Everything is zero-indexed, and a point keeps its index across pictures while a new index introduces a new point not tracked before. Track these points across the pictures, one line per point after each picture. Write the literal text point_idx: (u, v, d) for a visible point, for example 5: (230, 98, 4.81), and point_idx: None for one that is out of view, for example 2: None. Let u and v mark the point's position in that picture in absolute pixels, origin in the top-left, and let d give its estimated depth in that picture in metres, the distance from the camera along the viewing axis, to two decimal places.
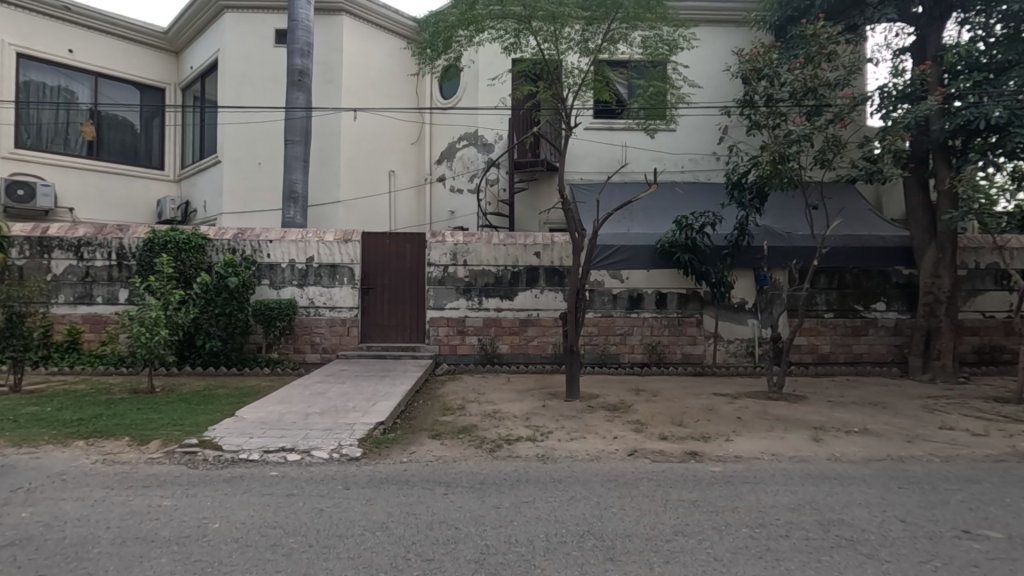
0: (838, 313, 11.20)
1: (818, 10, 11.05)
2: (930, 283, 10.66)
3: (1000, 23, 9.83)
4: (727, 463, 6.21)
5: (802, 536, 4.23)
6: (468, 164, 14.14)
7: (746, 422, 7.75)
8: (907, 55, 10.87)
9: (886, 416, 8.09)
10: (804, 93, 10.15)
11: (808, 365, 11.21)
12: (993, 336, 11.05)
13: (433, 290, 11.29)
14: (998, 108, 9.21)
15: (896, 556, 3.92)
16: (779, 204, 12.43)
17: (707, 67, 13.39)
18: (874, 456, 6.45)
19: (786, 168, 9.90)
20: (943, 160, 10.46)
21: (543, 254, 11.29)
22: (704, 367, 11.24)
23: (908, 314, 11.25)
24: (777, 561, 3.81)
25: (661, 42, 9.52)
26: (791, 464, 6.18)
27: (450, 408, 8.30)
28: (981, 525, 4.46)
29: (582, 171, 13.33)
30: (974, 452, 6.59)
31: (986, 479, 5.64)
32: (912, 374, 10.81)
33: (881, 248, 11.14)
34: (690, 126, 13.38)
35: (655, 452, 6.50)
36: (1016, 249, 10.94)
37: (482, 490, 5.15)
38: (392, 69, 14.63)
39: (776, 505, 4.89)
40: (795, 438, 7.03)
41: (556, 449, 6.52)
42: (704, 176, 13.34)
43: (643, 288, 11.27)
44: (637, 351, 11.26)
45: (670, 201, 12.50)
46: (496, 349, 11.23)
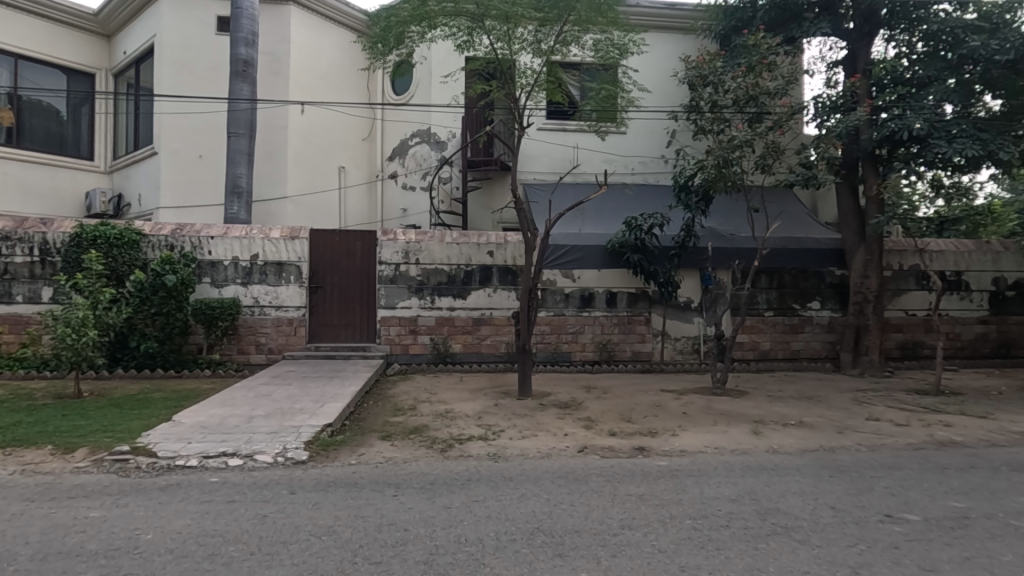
0: (778, 312, 11.76)
1: (759, 22, 11.48)
2: (860, 283, 11.31)
3: (921, 42, 10.64)
4: (673, 457, 6.41)
5: (742, 525, 4.43)
6: (420, 161, 13.87)
7: (691, 417, 8.01)
8: (840, 68, 11.47)
9: (819, 409, 8.55)
10: (746, 100, 10.60)
11: (750, 362, 11.70)
12: (914, 332, 11.84)
13: (385, 288, 11.10)
14: (919, 120, 9.90)
15: (826, 541, 4.15)
16: (724, 206, 12.90)
17: (657, 73, 13.71)
18: (808, 447, 6.81)
19: (729, 172, 10.32)
20: (872, 167, 11.06)
21: (495, 253, 11.30)
22: (652, 364, 11.55)
23: (840, 312, 11.92)
24: (718, 551, 3.97)
25: (612, 47, 9.67)
26: (733, 457, 6.44)
27: (401, 408, 8.22)
28: (902, 510, 4.79)
29: (536, 171, 13.43)
30: (897, 440, 7.06)
31: (907, 466, 6.06)
32: (844, 369, 11.47)
33: (817, 250, 11.75)
34: (640, 129, 13.66)
35: (605, 448, 6.62)
36: (936, 251, 11.74)
37: (432, 491, 5.11)
38: (343, 64, 14.28)
39: (718, 497, 5.08)
40: (736, 432, 7.33)
41: (508, 448, 6.54)
42: (653, 179, 13.68)
43: (594, 287, 11.48)
44: (588, 349, 11.46)
45: (620, 202, 12.76)
46: (448, 348, 11.16)
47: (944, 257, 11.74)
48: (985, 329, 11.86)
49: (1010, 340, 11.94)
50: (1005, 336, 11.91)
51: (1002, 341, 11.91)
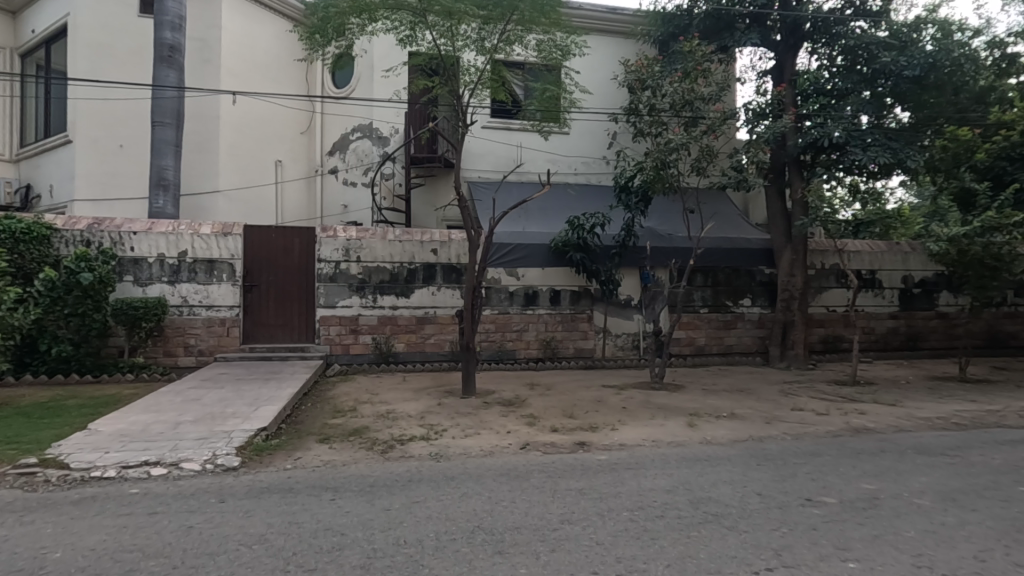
0: (712, 309, 12.27)
1: (695, 30, 11.96)
2: (786, 281, 11.96)
3: (840, 55, 11.36)
4: (613, 451, 6.57)
5: (676, 515, 4.59)
6: (362, 156, 13.52)
7: (631, 412, 8.24)
8: (768, 77, 12.08)
9: (749, 401, 9.00)
10: (682, 105, 11.01)
11: (686, 357, 12.17)
12: (835, 327, 12.64)
13: (324, 287, 10.78)
14: (838, 129, 10.62)
15: (752, 526, 4.38)
16: (662, 207, 13.33)
17: (598, 75, 13.97)
18: (738, 437, 7.15)
19: (667, 174, 10.74)
20: (797, 172, 11.62)
21: (440, 251, 11.19)
22: (594, 361, 11.81)
23: (769, 308, 12.58)
24: (653, 540, 4.10)
25: (555, 47, 9.76)
26: (669, 449, 6.68)
27: (341, 409, 8.00)
28: (821, 493, 5.11)
29: (480, 169, 13.40)
30: (818, 429, 7.53)
31: (826, 452, 6.48)
32: (772, 362, 12.13)
33: (748, 249, 12.34)
34: (582, 131, 13.89)
35: (547, 444, 6.71)
36: (854, 252, 12.59)
37: (372, 493, 5.01)
38: (279, 54, 13.75)
39: (654, 488, 5.26)
40: (673, 425, 7.61)
41: (450, 448, 6.50)
42: (595, 180, 13.94)
43: (538, 285, 11.63)
44: (532, 346, 11.58)
45: (563, 202, 12.95)
46: (391, 348, 10.96)
47: (861, 257, 12.61)
48: (896, 323, 12.84)
49: (917, 333, 12.98)
50: (913, 330, 12.94)
51: (910, 334, 12.93)
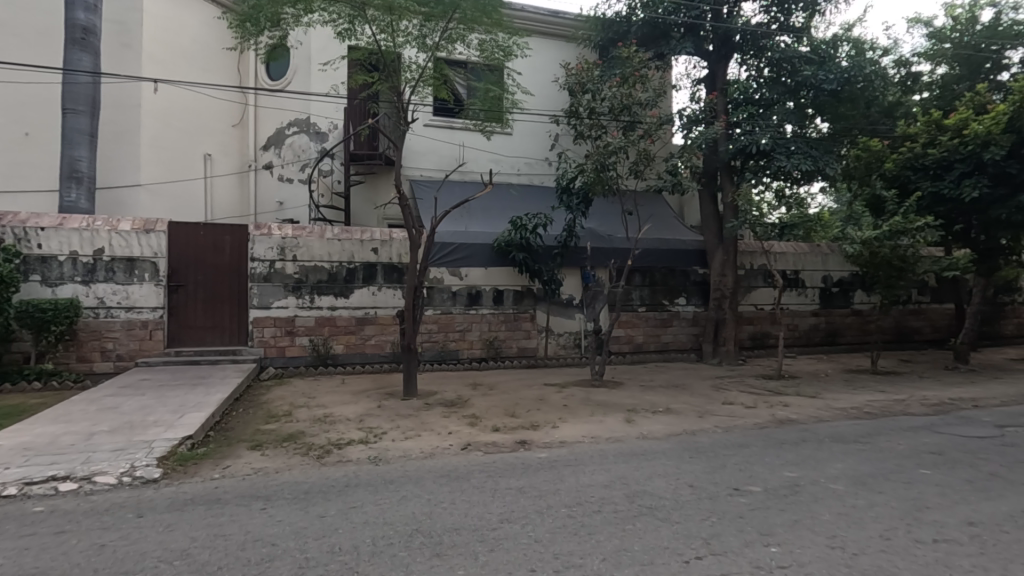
0: (650, 307, 12.68)
1: (633, 37, 12.32)
2: (718, 281, 12.52)
3: (767, 67, 11.98)
4: (553, 449, 6.67)
5: (612, 509, 4.71)
6: (299, 152, 12.96)
7: (571, 409, 8.39)
8: (701, 85, 12.59)
9: (684, 396, 9.37)
10: (620, 109, 11.31)
11: (625, 354, 12.51)
12: (762, 324, 13.35)
13: (258, 287, 10.33)
14: (764, 136, 11.20)
15: (684, 517, 4.55)
16: (603, 208, 13.61)
17: (540, 77, 14.11)
18: (673, 431, 7.43)
19: (606, 176, 11.07)
20: (728, 176, 12.17)
21: (380, 250, 10.97)
22: (537, 360, 11.94)
23: (702, 307, 13.13)
24: (589, 535, 4.19)
25: (497, 47, 9.74)
26: (607, 445, 6.84)
27: (275, 414, 7.70)
28: (747, 482, 5.40)
29: (422, 167, 13.24)
30: (746, 421, 7.94)
31: (753, 444, 6.84)
32: (705, 358, 12.67)
33: (684, 250, 12.83)
34: (524, 131, 13.99)
35: (488, 444, 6.71)
36: (779, 253, 13.36)
37: (306, 500, 4.84)
38: (208, 41, 13.11)
39: (592, 484, 5.37)
40: (611, 421, 7.80)
41: (389, 450, 6.38)
42: (538, 181, 14.07)
43: (481, 285, 11.63)
44: (475, 346, 11.57)
45: (505, 202, 13.00)
46: (329, 350, 10.63)
47: (785, 258, 13.40)
48: (816, 320, 13.71)
49: (835, 329, 13.92)
50: (832, 326, 13.86)
51: (829, 331, 13.84)
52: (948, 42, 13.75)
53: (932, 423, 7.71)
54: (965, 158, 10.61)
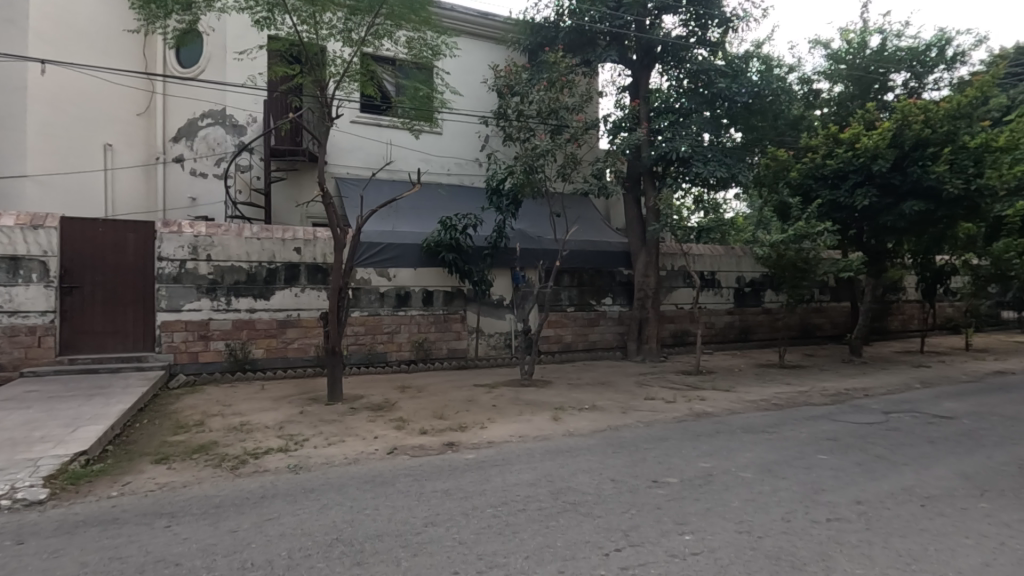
0: (578, 307, 12.99)
1: (560, 43, 12.64)
2: (641, 281, 12.99)
3: (686, 79, 12.61)
4: (481, 449, 6.67)
5: (537, 507, 4.78)
6: (214, 145, 12.27)
7: (500, 409, 8.43)
8: (626, 93, 13.06)
9: (609, 393, 9.66)
10: (547, 113, 11.50)
11: (554, 353, 12.75)
12: (683, 323, 14.02)
13: (166, 288, 9.64)
14: (683, 144, 11.77)
15: (606, 511, 4.69)
16: (532, 209, 13.75)
17: (470, 77, 14.10)
18: (598, 428, 7.64)
19: (535, 179, 11.20)
20: (650, 181, 12.74)
21: (303, 250, 10.54)
22: (467, 361, 11.91)
23: (627, 307, 13.61)
24: (513, 534, 4.22)
25: (425, 46, 9.61)
26: (535, 443, 6.93)
27: (185, 425, 7.20)
28: (665, 474, 5.65)
29: (348, 165, 12.86)
30: (666, 415, 8.30)
31: (671, 437, 7.16)
32: (630, 356, 13.14)
33: (609, 252, 13.25)
34: (454, 131, 13.92)
35: (415, 447, 6.61)
36: (697, 255, 14.10)
37: (217, 515, 4.57)
38: (108, 23, 12.14)
39: (518, 483, 5.42)
40: (539, 420, 7.91)
41: (311, 458, 6.14)
42: (469, 181, 14.04)
43: (410, 286, 11.46)
44: (404, 348, 11.38)
45: (435, 201, 12.88)
46: (247, 354, 10.07)
47: (703, 259, 14.15)
48: (731, 318, 14.57)
49: (747, 326, 14.85)
50: (745, 324, 14.78)
51: (742, 328, 14.75)
52: (843, 63, 15.03)
53: (829, 412, 8.39)
54: (857, 169, 11.60)
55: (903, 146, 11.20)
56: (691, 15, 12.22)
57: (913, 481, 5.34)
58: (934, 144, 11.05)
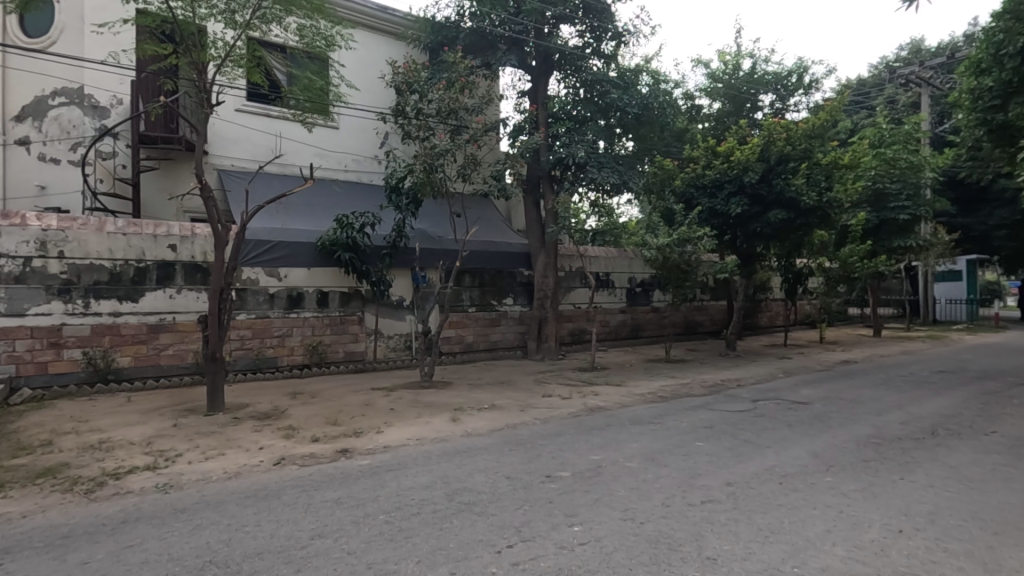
0: (479, 308, 13.07)
1: (459, 44, 12.68)
2: (541, 282, 13.23)
3: (582, 88, 13.13)
4: (376, 455, 6.48)
5: (431, 510, 4.73)
6: (68, 127, 10.85)
7: (398, 413, 8.25)
8: (526, 97, 13.34)
9: (508, 392, 9.81)
10: (447, 112, 11.32)
11: (456, 354, 12.72)
12: (580, 321, 14.57)
13: (6, 289, 8.39)
14: (580, 151, 12.25)
15: (499, 509, 4.75)
16: (433, 209, 13.59)
17: (367, 71, 13.67)
18: (496, 426, 7.73)
19: (435, 178, 11.04)
20: (549, 185, 13.05)
21: (179, 247, 9.65)
22: (365, 364, 11.52)
23: (527, 307, 13.92)
24: (406, 540, 4.14)
25: (318, 35, 9.09)
26: (433, 446, 6.87)
27: (28, 446, 6.31)
28: (558, 469, 5.83)
29: (233, 157, 11.95)
30: (562, 411, 8.58)
31: (566, 432, 7.41)
32: (530, 355, 13.42)
33: (510, 253, 13.47)
34: (350, 126, 13.42)
35: (305, 456, 6.29)
36: (593, 256, 14.75)
37: (64, 547, 4.03)
38: None
39: (413, 487, 5.34)
40: (438, 421, 7.84)
41: (184, 475, 5.63)
42: (367, 178, 13.59)
43: (303, 287, 10.92)
44: (296, 352, 10.79)
45: (330, 198, 12.35)
46: (111, 363, 9.01)
47: (598, 261, 14.83)
48: (624, 317, 15.39)
49: (638, 324, 15.76)
50: (636, 322, 15.68)
51: (634, 326, 15.64)
52: (720, 82, 16.46)
53: (708, 402, 9.13)
54: (731, 180, 12.76)
55: (769, 160, 12.46)
56: (586, 26, 12.72)
57: (774, 461, 5.95)
58: (794, 159, 12.41)
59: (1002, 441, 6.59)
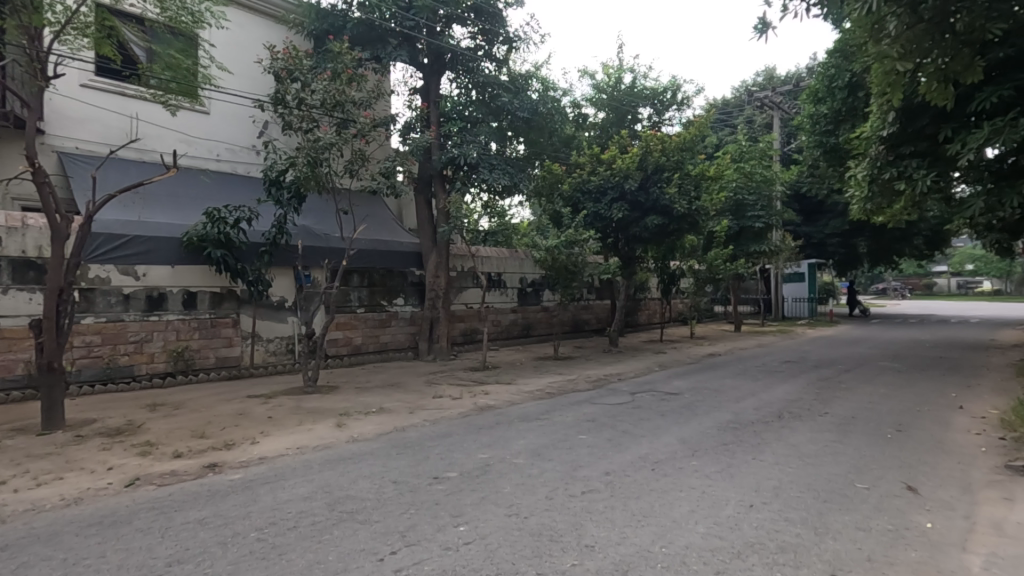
0: (368, 308, 12.67)
1: (347, 34, 12.18)
2: (432, 281, 13.08)
3: (475, 91, 13.24)
4: (250, 467, 6.02)
5: (310, 522, 4.49)
6: None
7: (276, 421, 7.74)
8: (417, 95, 13.13)
9: (398, 394, 9.59)
10: (332, 105, 10.73)
11: (343, 357, 12.18)
12: (472, 321, 14.64)
13: None
14: (472, 151, 12.31)
15: (384, 515, 4.62)
16: (317, 205, 12.91)
17: (242, 54, 12.67)
18: (383, 430, 7.51)
19: (319, 172, 10.42)
20: (441, 185, 12.99)
21: (6, 241, 8.30)
22: (240, 370, 10.64)
23: (419, 307, 13.72)
24: (280, 556, 3.89)
25: (182, 9, 8.24)
26: (314, 454, 6.52)
27: None
28: (446, 470, 5.81)
29: (79, 138, 10.50)
30: (452, 412, 8.57)
31: (456, 432, 7.41)
32: (422, 356, 13.20)
33: (400, 252, 13.20)
34: (223, 112, 12.37)
35: (165, 475, 5.68)
36: (484, 257, 14.93)
37: None
38: None
39: (290, 499, 5.02)
40: (320, 428, 7.46)
41: (9, 506, 4.83)
42: (243, 169, 12.59)
43: (166, 287, 9.92)
44: (157, 359, 9.72)
45: (198, 189, 11.28)
46: None
47: (490, 261, 15.04)
48: (515, 316, 15.72)
49: (529, 323, 16.17)
50: (527, 321, 16.08)
51: (525, 325, 16.02)
52: (604, 93, 17.43)
53: (592, 396, 9.60)
54: (614, 186, 13.52)
55: (646, 169, 13.39)
56: (478, 29, 12.79)
57: (648, 449, 6.40)
58: (667, 170, 13.45)
59: (832, 420, 7.64)
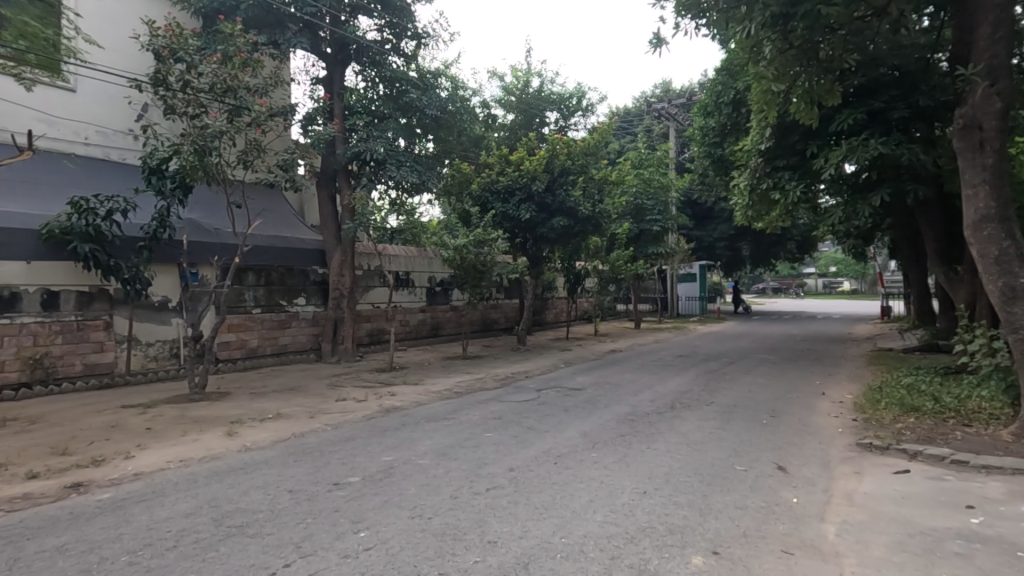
0: (265, 309, 11.98)
1: (240, 15, 11.38)
2: (336, 280, 12.57)
3: (383, 85, 12.91)
4: (123, 485, 5.45)
5: (192, 540, 4.15)
6: None
7: (156, 432, 7.06)
8: (320, 86, 12.57)
9: (297, 399, 9.12)
10: (223, 90, 9.94)
11: (236, 361, 11.36)
12: (379, 321, 14.26)
13: None
14: (380, 147, 11.98)
15: (277, 527, 4.38)
16: (207, 197, 11.95)
17: (114, 27, 11.42)
18: (279, 438, 7.10)
19: (208, 162, 9.61)
20: (345, 180, 12.53)
21: None
22: (114, 378, 9.59)
23: (322, 307, 13.20)
24: None
25: None
26: (200, 466, 6.02)
27: None
28: (347, 475, 5.60)
29: None
30: (355, 415, 8.28)
31: (359, 436, 7.17)
32: (324, 358, 12.64)
33: (302, 250, 12.60)
34: (91, 91, 11.08)
35: (15, 499, 4.98)
36: (391, 255, 14.70)
37: None
38: None
39: (170, 517, 4.61)
40: (208, 438, 6.92)
41: None
42: (116, 156, 11.35)
43: (20, 286, 8.78)
44: (9, 368, 8.51)
45: (60, 177, 10.03)
46: None
47: (398, 260, 14.84)
48: (424, 316, 15.54)
49: (437, 323, 16.03)
50: (435, 321, 15.93)
51: (433, 324, 15.86)
52: (513, 96, 17.75)
53: (499, 394, 9.70)
54: (522, 187, 13.77)
55: (553, 172, 13.78)
56: (385, 22, 12.47)
57: (551, 444, 6.58)
58: (573, 173, 13.94)
59: (717, 409, 8.29)
